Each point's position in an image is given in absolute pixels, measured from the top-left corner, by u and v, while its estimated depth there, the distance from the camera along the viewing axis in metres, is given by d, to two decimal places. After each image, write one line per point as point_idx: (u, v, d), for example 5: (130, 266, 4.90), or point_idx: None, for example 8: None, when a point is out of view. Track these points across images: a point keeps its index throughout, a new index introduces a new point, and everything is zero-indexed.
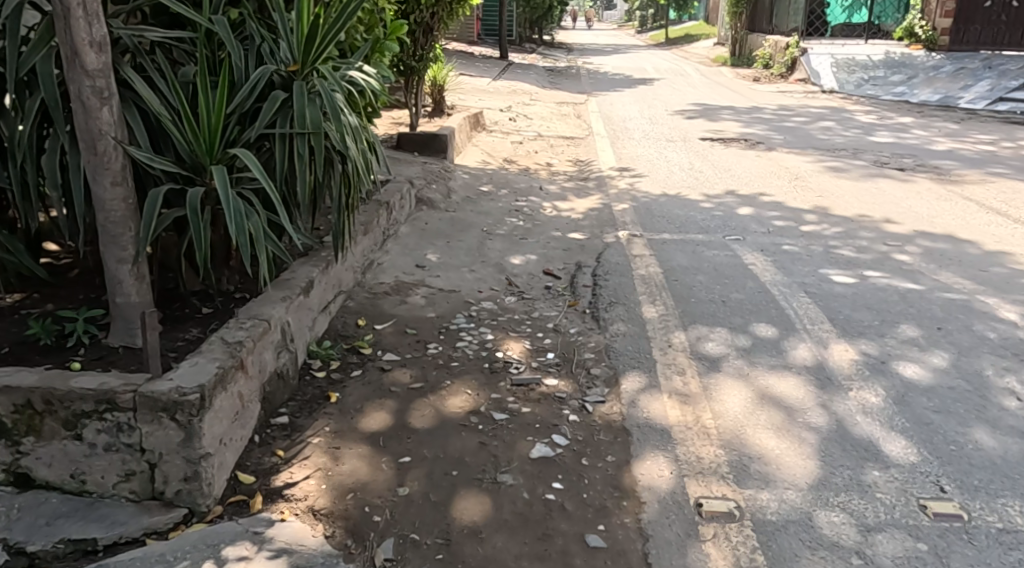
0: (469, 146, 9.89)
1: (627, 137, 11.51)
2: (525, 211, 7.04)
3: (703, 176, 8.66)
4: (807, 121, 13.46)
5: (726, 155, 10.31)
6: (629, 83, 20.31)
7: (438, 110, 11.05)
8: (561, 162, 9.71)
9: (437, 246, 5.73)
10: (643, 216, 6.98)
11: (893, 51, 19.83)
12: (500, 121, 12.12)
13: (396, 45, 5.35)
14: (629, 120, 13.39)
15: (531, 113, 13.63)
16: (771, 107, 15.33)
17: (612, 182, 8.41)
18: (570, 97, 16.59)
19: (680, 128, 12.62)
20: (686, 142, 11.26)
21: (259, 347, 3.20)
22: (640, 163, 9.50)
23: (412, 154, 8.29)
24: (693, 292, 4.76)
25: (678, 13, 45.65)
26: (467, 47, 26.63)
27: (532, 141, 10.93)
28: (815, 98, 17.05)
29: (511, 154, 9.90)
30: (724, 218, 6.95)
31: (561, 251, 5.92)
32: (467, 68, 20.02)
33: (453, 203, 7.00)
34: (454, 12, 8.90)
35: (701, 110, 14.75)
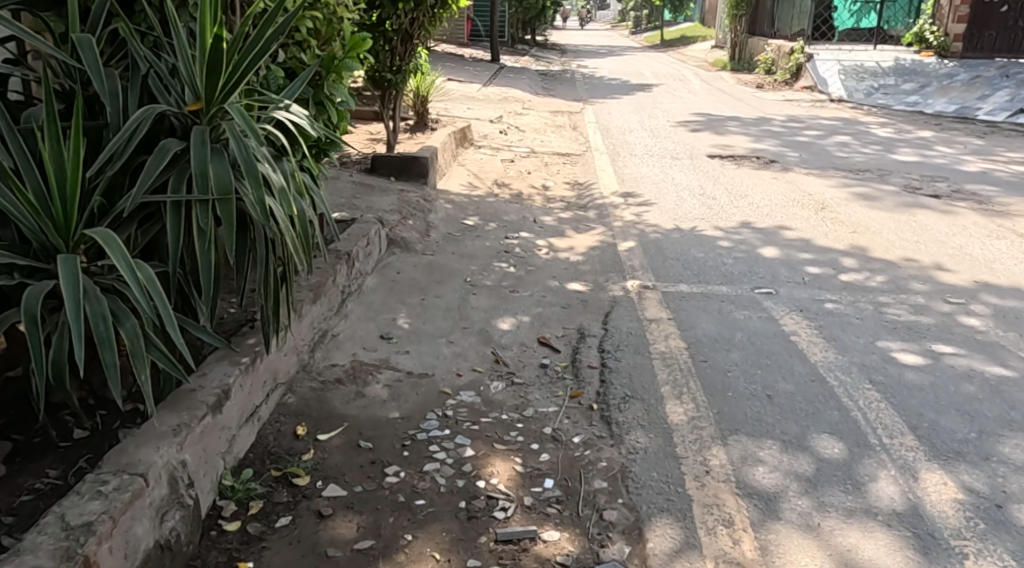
0: (455, 166, 8.90)
1: (629, 154, 10.55)
2: (516, 252, 6.04)
3: (717, 204, 7.69)
4: (820, 135, 12.51)
5: (739, 176, 9.35)
6: (626, 90, 19.34)
7: (422, 124, 10.06)
8: (556, 185, 8.72)
9: (409, 305, 4.72)
10: (654, 259, 6.00)
11: (903, 58, 18.91)
12: (489, 135, 11.15)
13: (356, 65, 4.30)
14: (629, 133, 12.44)
15: (524, 125, 12.64)
16: (779, 118, 14.38)
17: (615, 212, 7.43)
18: (565, 106, 15.60)
19: (685, 142, 11.64)
20: (693, 161, 10.28)
21: (124, 525, 2.19)
22: (646, 187, 8.52)
23: (387, 179, 7.30)
24: (728, 380, 3.77)
25: (673, 14, 44.79)
26: (457, 49, 25.68)
27: (524, 159, 9.94)
28: (824, 108, 16.11)
29: (502, 175, 8.91)
30: (747, 262, 5.97)
31: (558, 311, 4.93)
32: (457, 72, 19.07)
33: (432, 243, 5.99)
34: (438, 18, 7.89)
35: (705, 121, 13.78)
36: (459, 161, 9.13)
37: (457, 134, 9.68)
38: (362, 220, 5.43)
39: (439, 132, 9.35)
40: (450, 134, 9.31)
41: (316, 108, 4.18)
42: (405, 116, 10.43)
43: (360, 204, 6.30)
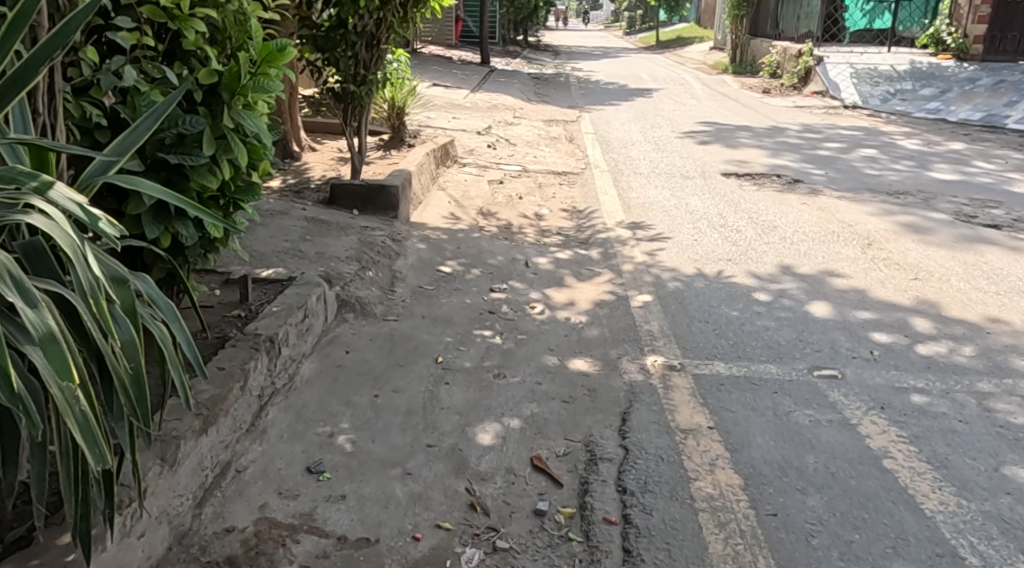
0: (434, 190, 7.68)
1: (633, 173, 9.34)
2: (502, 312, 4.82)
3: (743, 240, 6.50)
4: (842, 149, 11.33)
5: (760, 199, 8.16)
6: (625, 95, 18.11)
7: (399, 139, 8.92)
8: (552, 214, 7.51)
9: (356, 405, 3.48)
10: (677, 322, 4.79)
11: (919, 61, 17.77)
12: (476, 151, 9.99)
13: (270, 86, 3.03)
14: (631, 147, 11.26)
15: (515, 138, 11.41)
16: (794, 128, 13.19)
17: (622, 253, 6.22)
18: (560, 114, 14.37)
19: (695, 158, 10.44)
20: (707, 181, 9.08)
21: None
22: (657, 217, 7.31)
23: (349, 213, 6.09)
24: (814, 559, 2.56)
25: (669, 15, 43.66)
26: (446, 50, 24.50)
27: (516, 180, 8.73)
28: (838, 116, 14.93)
29: (490, 201, 7.68)
30: (794, 325, 4.77)
31: (559, 408, 3.70)
32: (444, 75, 17.87)
33: (396, 302, 4.77)
34: (410, 21, 6.68)
35: (714, 132, 12.58)
36: (439, 185, 7.91)
37: (438, 152, 8.46)
38: (304, 278, 4.20)
39: (418, 150, 8.13)
40: (430, 153, 8.08)
41: (217, 146, 2.95)
42: (379, 131, 9.20)
43: (308, 250, 5.07)
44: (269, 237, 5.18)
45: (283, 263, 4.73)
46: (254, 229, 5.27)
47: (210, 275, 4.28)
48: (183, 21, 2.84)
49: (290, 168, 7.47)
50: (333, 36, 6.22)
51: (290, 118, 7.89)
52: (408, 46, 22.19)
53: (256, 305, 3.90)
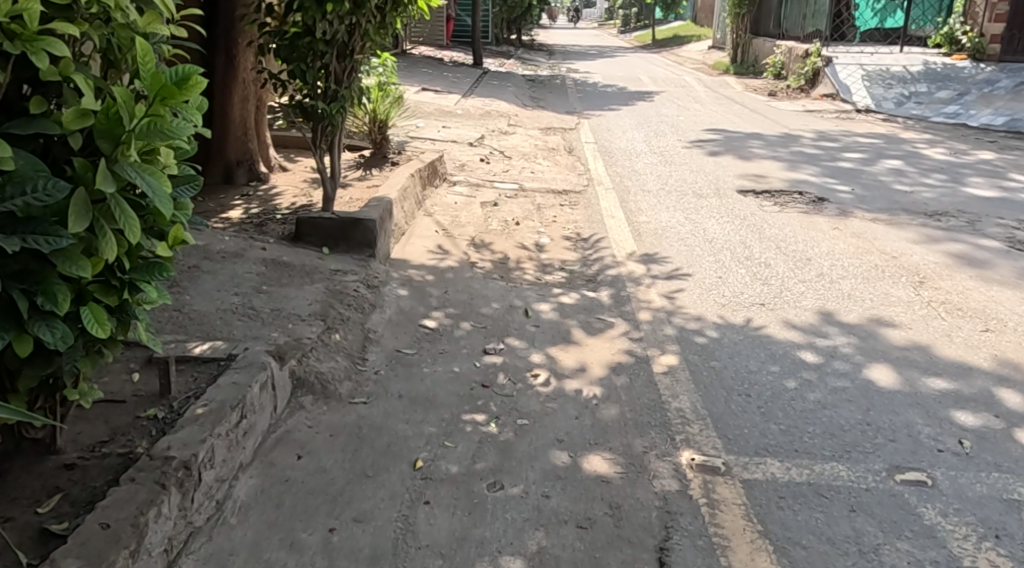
0: (420, 216, 6.82)
1: (641, 193, 8.48)
2: (498, 385, 3.95)
3: (775, 279, 5.65)
4: (863, 160, 10.51)
5: (785, 223, 7.32)
6: (625, 99, 17.26)
7: (381, 156, 8.08)
8: (553, 243, 6.64)
9: (304, 552, 2.61)
10: (712, 395, 3.93)
11: (932, 62, 16.96)
12: (468, 167, 9.14)
13: (167, 136, 2.18)
14: (636, 159, 10.41)
15: (511, 150, 10.55)
16: (808, 137, 12.36)
17: (637, 296, 5.35)
18: (558, 121, 13.51)
19: (707, 172, 9.60)
20: (723, 201, 8.23)
21: None
22: (673, 247, 6.45)
23: (319, 252, 5.21)
24: None
25: (666, 13, 42.82)
26: (437, 50, 23.59)
27: (512, 202, 7.87)
28: (853, 122, 14.12)
29: (484, 229, 6.82)
30: (855, 399, 3.92)
31: (573, 537, 2.82)
32: (434, 79, 16.98)
33: (368, 375, 3.89)
34: (388, 28, 5.78)
35: (724, 141, 11.75)
36: (427, 211, 7.03)
37: (426, 170, 7.58)
38: (247, 357, 3.32)
39: (404, 170, 7.25)
40: (416, 172, 7.21)
41: (93, 214, 2.15)
42: (360, 146, 8.31)
43: (263, 306, 4.20)
44: (217, 289, 4.31)
45: (229, 328, 3.85)
46: (200, 279, 4.39)
47: (130, 352, 3.40)
48: (33, 42, 2.01)
49: (256, 194, 6.59)
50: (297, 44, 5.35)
51: (257, 135, 7.02)
52: (398, 47, 21.28)
53: (179, 399, 3.03)
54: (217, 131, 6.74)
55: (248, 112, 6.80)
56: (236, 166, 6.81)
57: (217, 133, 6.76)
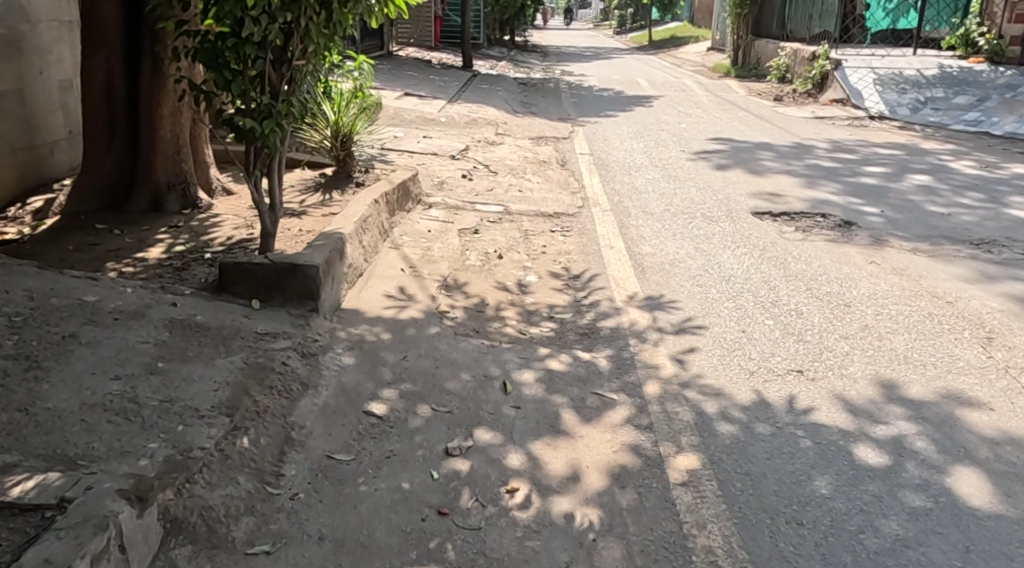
0: (384, 250, 5.78)
1: (642, 217, 7.48)
2: (461, 511, 2.92)
3: (811, 334, 4.64)
4: (887, 175, 9.52)
5: (812, 255, 6.32)
6: (622, 104, 16.28)
7: (346, 175, 7.05)
8: (542, 283, 5.61)
9: None
10: (750, 523, 2.91)
11: (948, 65, 16.01)
12: (447, 186, 8.13)
13: None
14: (635, 175, 9.42)
15: (499, 165, 9.53)
16: (823, 147, 11.38)
17: (643, 359, 4.32)
18: (551, 130, 12.50)
19: (716, 191, 8.60)
20: (737, 226, 7.22)
21: None
22: (683, 289, 5.43)
23: (246, 307, 4.17)
24: None
25: (662, 14, 41.90)
26: (426, 52, 22.57)
27: (496, 229, 6.85)
28: (868, 130, 13.13)
29: (459, 264, 5.79)
30: (946, 528, 2.90)
31: None
32: (420, 84, 15.97)
33: (280, 501, 2.87)
34: (340, 31, 4.70)
35: (731, 153, 10.75)
36: (394, 243, 6.01)
37: (395, 193, 6.56)
38: (84, 505, 2.34)
39: (368, 192, 6.22)
40: (382, 196, 6.19)
41: None
42: (322, 163, 7.26)
43: (149, 395, 3.16)
44: (92, 371, 3.28)
45: (88, 439, 2.82)
46: (73, 356, 3.36)
47: None
48: None
49: (188, 224, 5.56)
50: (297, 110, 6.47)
51: (193, 155, 5.99)
52: (384, 49, 20.28)
53: None
54: (144, 149, 5.71)
55: (181, 126, 5.78)
56: (167, 191, 5.77)
57: (143, 152, 5.72)
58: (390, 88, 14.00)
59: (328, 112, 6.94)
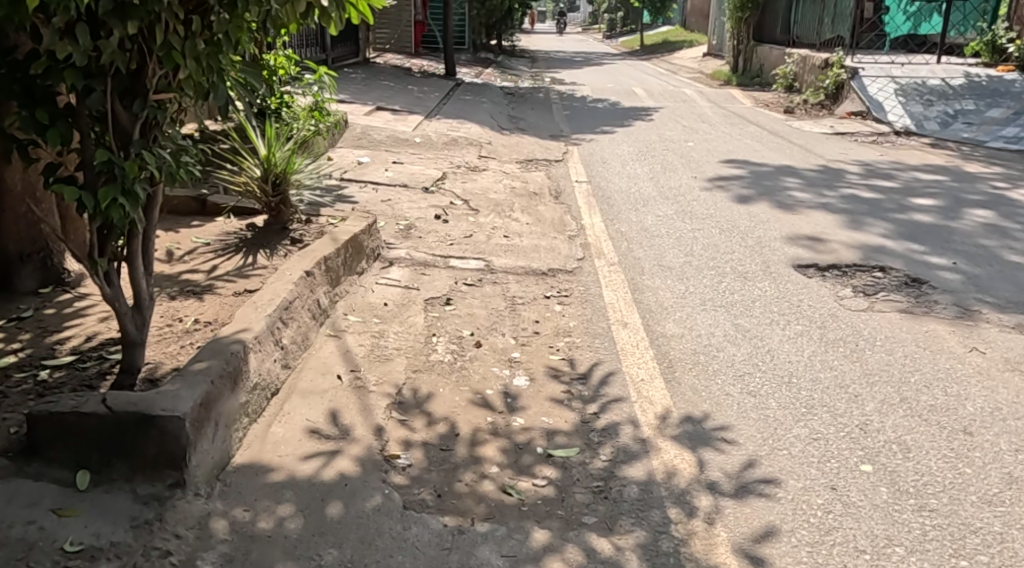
0: (318, 341, 4.24)
1: (657, 274, 5.98)
2: None
3: (935, 497, 3.15)
4: (940, 209, 8.07)
5: (887, 334, 4.83)
6: (619, 117, 14.83)
7: (280, 228, 5.49)
8: (535, 390, 4.08)
9: None
10: None
11: (975, 73, 14.63)
12: (416, 232, 6.60)
13: None
14: (642, 211, 7.95)
15: (482, 200, 8.01)
16: (854, 172, 9.93)
17: (694, 556, 2.80)
18: (542, 151, 11.01)
19: (743, 233, 7.13)
20: (780, 287, 5.72)
21: None
22: (732, 404, 3.92)
23: (66, 490, 2.63)
24: None
25: (654, 17, 40.61)
26: (406, 58, 21.10)
27: (474, 298, 5.33)
28: (898, 150, 11.70)
29: (423, 361, 4.25)
30: None
31: None
32: (396, 95, 14.48)
33: None
34: (234, 44, 3.08)
35: (752, 180, 9.30)
36: (336, 328, 4.47)
37: (342, 254, 5.02)
38: None
39: (303, 256, 4.66)
40: (323, 261, 4.65)
41: None
42: (251, 211, 5.70)
43: None
44: None
45: None
46: None
47: None
48: None
49: (40, 312, 4.00)
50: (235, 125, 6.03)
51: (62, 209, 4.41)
52: (359, 56, 18.80)
53: None
54: None
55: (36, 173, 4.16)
56: (19, 262, 4.18)
57: None
58: (361, 103, 12.47)
59: (260, 141, 5.36)
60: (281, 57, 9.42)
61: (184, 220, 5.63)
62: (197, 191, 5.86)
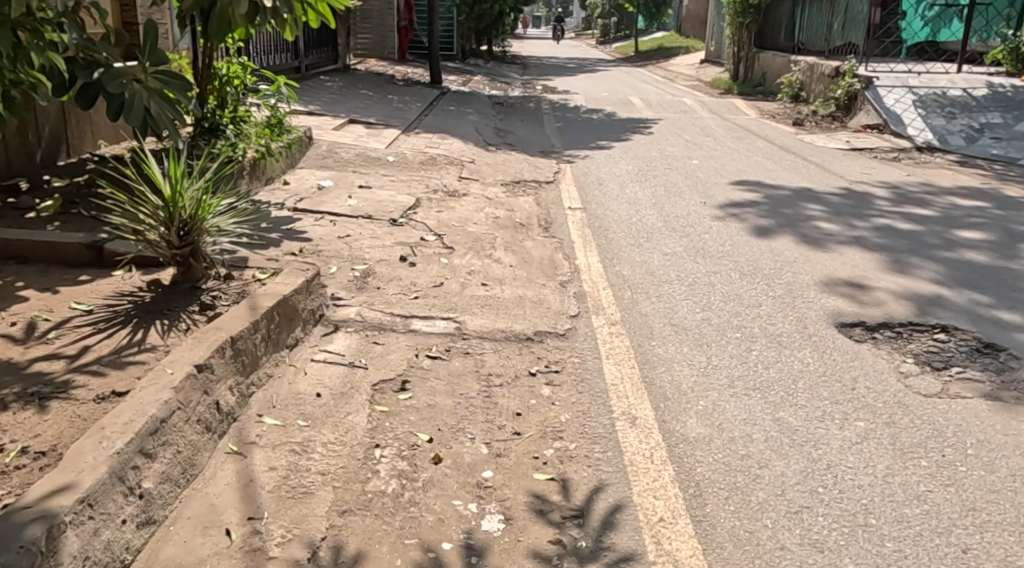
0: (208, 465, 3.06)
1: (669, 338, 4.81)
2: None
3: None
4: (994, 244, 6.94)
5: (979, 434, 3.67)
6: (615, 129, 13.70)
7: (190, 287, 4.34)
8: (512, 540, 2.90)
9: None
10: None
11: (1000, 83, 13.55)
12: (374, 281, 5.42)
13: None
14: (646, 247, 6.79)
15: (458, 233, 6.84)
16: (882, 196, 8.80)
17: None
18: (531, 171, 9.85)
19: (768, 278, 5.98)
20: (825, 357, 4.56)
21: None
22: None
23: None
24: None
25: (650, 22, 39.59)
26: (389, 64, 19.96)
27: (438, 378, 4.14)
28: (925, 169, 10.59)
29: (356, 493, 3.07)
30: None
31: None
32: (374, 106, 13.32)
33: None
34: None
35: (768, 208, 8.16)
36: (241, 440, 3.29)
37: (262, 327, 3.84)
38: None
39: (202, 334, 3.48)
40: (230, 342, 3.47)
41: None
42: (158, 262, 4.53)
43: None
44: None
45: None
46: None
47: None
48: None
49: None
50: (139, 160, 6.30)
51: None
52: (338, 62, 17.66)
53: None
54: None
55: None
56: None
57: None
58: (331, 115, 11.29)
59: (156, 166, 4.17)
60: (234, 65, 8.25)
61: (72, 275, 4.44)
62: (93, 236, 4.66)
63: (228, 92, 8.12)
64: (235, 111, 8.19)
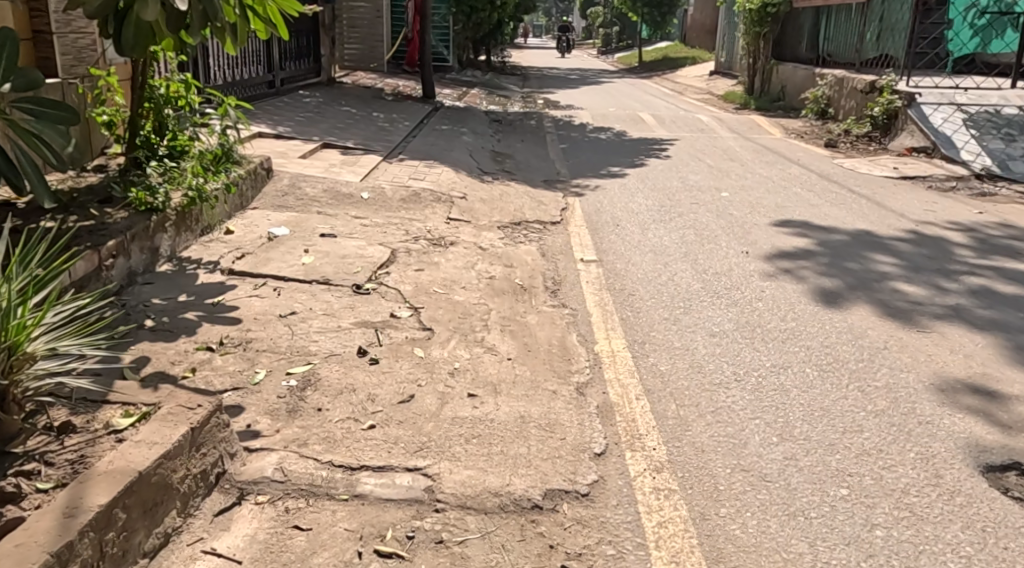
0: None
1: (743, 503, 3.23)
2: None
3: None
4: None
5: None
6: (629, 152, 12.17)
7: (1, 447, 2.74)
8: None
9: None
10: None
11: None
12: (316, 395, 3.83)
13: None
14: (685, 322, 5.23)
15: (441, 305, 5.26)
16: (962, 243, 7.21)
17: None
18: (534, 207, 8.28)
19: (860, 378, 4.40)
20: (987, 545, 2.99)
21: None
22: None
23: None
24: None
25: (655, 31, 38.13)
26: (378, 77, 18.44)
27: None
28: (995, 203, 9.02)
29: None
30: None
31: None
32: (355, 126, 11.78)
33: None
34: None
35: (829, 261, 6.59)
36: None
37: (83, 550, 2.31)
38: None
39: None
40: None
41: None
42: None
43: None
44: None
45: None
46: None
47: None
48: None
49: None
50: (71, 193, 5.67)
51: None
52: (321, 76, 16.15)
53: None
54: None
55: None
56: None
57: None
58: (302, 139, 9.72)
59: None
60: (175, 83, 6.59)
61: None
62: None
63: (167, 116, 6.50)
64: (174, 140, 6.56)
